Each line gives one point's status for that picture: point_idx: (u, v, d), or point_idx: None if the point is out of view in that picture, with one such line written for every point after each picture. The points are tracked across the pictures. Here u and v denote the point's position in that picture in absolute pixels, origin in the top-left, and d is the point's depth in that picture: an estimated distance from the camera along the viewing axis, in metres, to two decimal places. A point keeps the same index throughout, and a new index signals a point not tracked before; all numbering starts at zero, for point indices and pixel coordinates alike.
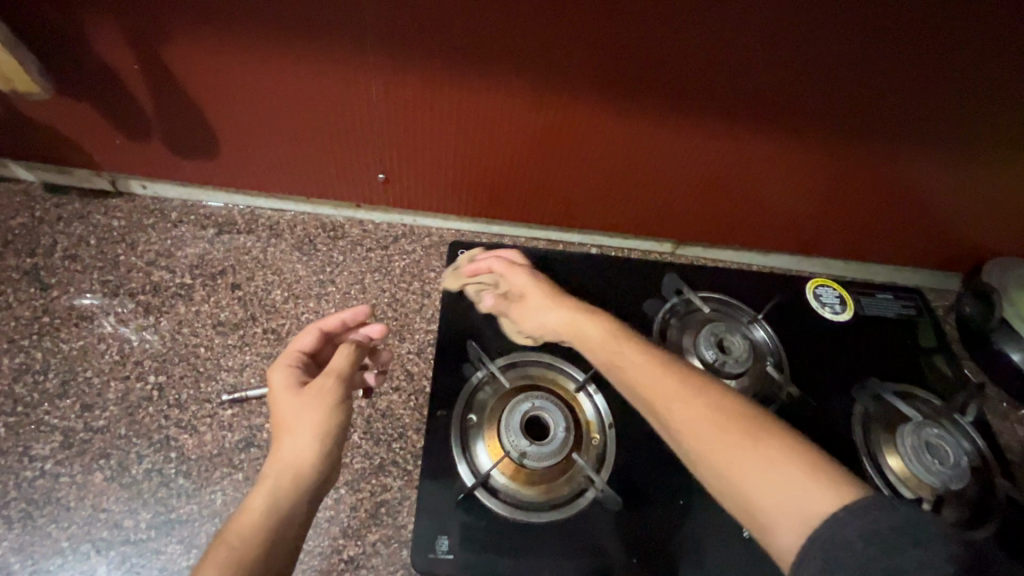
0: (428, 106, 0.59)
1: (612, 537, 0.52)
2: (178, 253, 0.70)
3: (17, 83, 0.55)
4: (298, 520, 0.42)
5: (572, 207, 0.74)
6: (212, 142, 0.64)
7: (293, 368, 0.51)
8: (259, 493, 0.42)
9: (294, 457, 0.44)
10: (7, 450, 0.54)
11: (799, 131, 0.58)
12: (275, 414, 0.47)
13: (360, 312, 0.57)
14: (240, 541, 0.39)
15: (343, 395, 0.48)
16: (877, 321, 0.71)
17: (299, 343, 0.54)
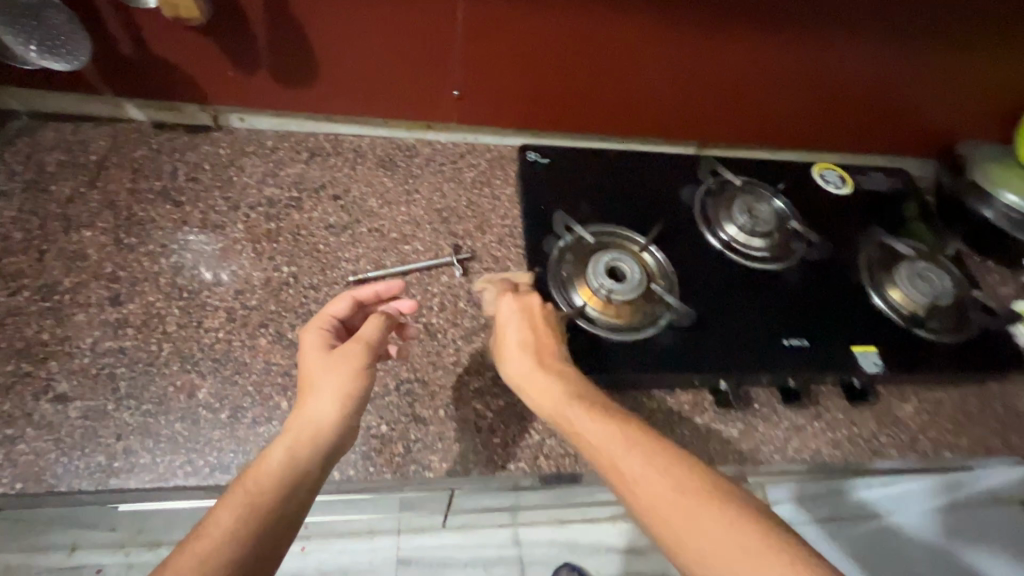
0: (497, 15, 0.71)
1: (684, 349, 0.65)
2: (281, 173, 0.81)
3: (183, 10, 0.63)
4: (311, 475, 0.49)
5: (613, 115, 0.86)
6: (312, 70, 0.75)
7: (326, 331, 0.60)
8: (279, 449, 0.49)
9: (316, 416, 0.52)
10: (184, 324, 0.65)
11: (797, 17, 0.74)
12: (305, 371, 0.56)
13: (393, 286, 0.67)
14: (255, 486, 0.46)
15: (366, 360, 0.57)
16: (873, 193, 0.86)
17: (334, 309, 0.63)
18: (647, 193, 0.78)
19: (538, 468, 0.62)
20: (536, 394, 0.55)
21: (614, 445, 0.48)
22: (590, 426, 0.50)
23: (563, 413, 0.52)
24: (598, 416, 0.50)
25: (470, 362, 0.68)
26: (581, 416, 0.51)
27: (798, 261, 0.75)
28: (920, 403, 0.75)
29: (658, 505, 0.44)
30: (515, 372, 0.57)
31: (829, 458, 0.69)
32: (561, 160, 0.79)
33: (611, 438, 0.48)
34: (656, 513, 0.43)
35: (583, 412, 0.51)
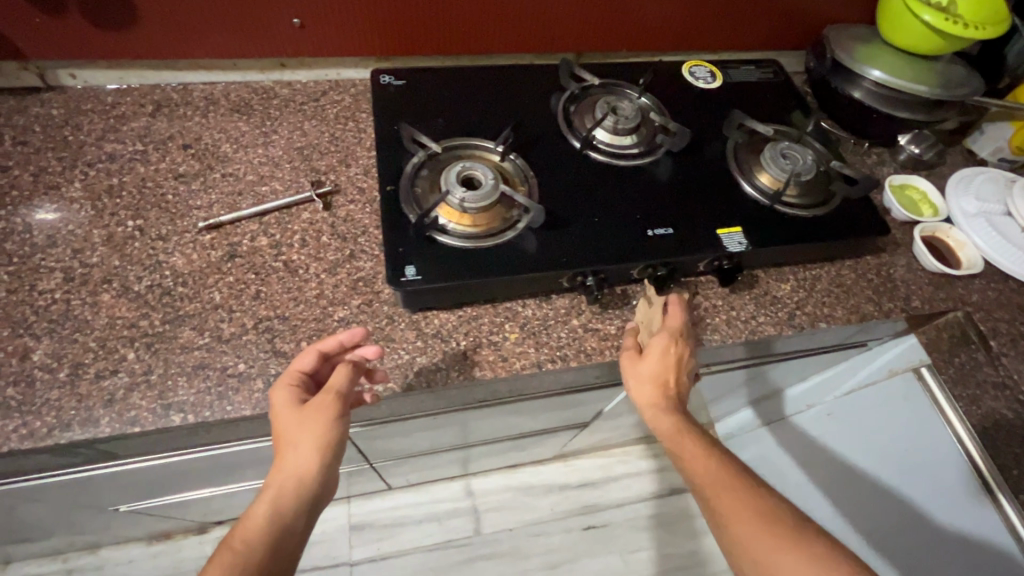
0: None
1: (546, 249, 0.65)
2: (124, 128, 0.76)
3: None
4: (297, 526, 0.51)
5: (474, 29, 0.82)
6: (135, 8, 0.70)
7: (292, 387, 0.56)
8: (263, 503, 0.51)
9: (296, 467, 0.52)
10: (15, 289, 0.61)
11: None
12: (279, 428, 0.54)
13: (356, 333, 0.60)
14: (243, 548, 0.48)
15: (341, 410, 0.55)
16: (741, 83, 0.85)
17: (300, 362, 0.58)
18: (509, 104, 0.76)
19: (409, 387, 0.61)
20: (658, 416, 0.60)
21: (711, 472, 0.55)
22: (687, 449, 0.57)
23: (681, 440, 0.58)
24: (700, 444, 0.57)
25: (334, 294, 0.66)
26: (690, 443, 0.57)
27: (665, 154, 0.74)
28: (797, 281, 0.76)
29: (744, 533, 0.51)
30: (640, 398, 0.62)
31: (708, 341, 0.70)
32: (417, 81, 0.76)
33: (717, 474, 0.55)
34: (732, 529, 0.52)
35: (689, 441, 0.58)
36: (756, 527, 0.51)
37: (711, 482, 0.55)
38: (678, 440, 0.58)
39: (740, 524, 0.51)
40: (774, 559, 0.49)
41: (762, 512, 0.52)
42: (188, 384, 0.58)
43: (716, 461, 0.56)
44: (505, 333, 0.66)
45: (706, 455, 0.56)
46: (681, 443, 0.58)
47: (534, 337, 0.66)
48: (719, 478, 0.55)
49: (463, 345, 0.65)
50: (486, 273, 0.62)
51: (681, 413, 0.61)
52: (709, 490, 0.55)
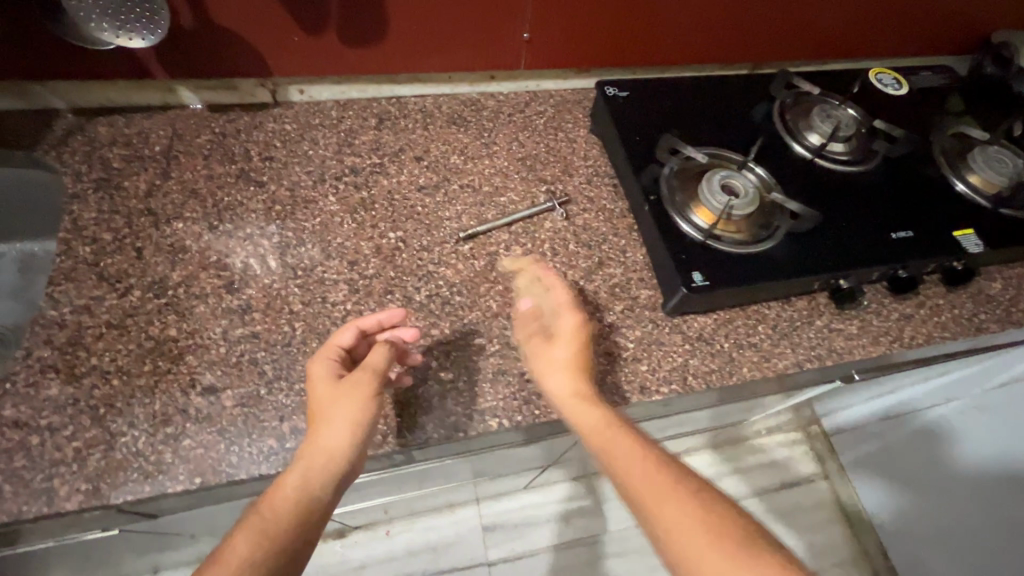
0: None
1: (806, 253, 0.67)
2: (356, 142, 0.78)
3: None
4: (326, 502, 0.47)
5: (680, 42, 0.85)
6: (382, 27, 0.72)
7: (333, 362, 0.55)
8: (293, 474, 0.48)
9: (330, 444, 0.49)
10: (310, 301, 0.63)
11: None
12: (313, 403, 0.52)
13: (395, 314, 0.60)
14: (270, 514, 0.45)
15: (375, 388, 0.53)
16: (927, 91, 0.89)
17: (338, 339, 0.58)
18: (731, 114, 0.78)
19: (689, 388, 0.64)
20: (579, 413, 0.52)
21: (658, 473, 0.46)
22: (622, 450, 0.48)
23: (605, 433, 0.50)
24: (640, 446, 0.49)
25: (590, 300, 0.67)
26: (620, 440, 0.49)
27: (883, 160, 0.77)
28: (1006, 279, 0.79)
29: (687, 545, 0.42)
30: (554, 389, 0.55)
31: (939, 339, 0.73)
32: (640, 92, 0.78)
33: (656, 475, 0.46)
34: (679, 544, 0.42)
35: (620, 436, 0.49)
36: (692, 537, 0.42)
37: (660, 489, 0.45)
38: (608, 436, 0.50)
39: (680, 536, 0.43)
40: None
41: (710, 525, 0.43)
42: (493, 390, 0.60)
43: (654, 459, 0.48)
44: (760, 335, 0.69)
45: (639, 451, 0.48)
46: (606, 440, 0.49)
47: (787, 338, 0.69)
48: (656, 473, 0.47)
49: (727, 347, 0.67)
50: (763, 278, 0.65)
51: (609, 404, 0.53)
52: (640, 497, 0.46)
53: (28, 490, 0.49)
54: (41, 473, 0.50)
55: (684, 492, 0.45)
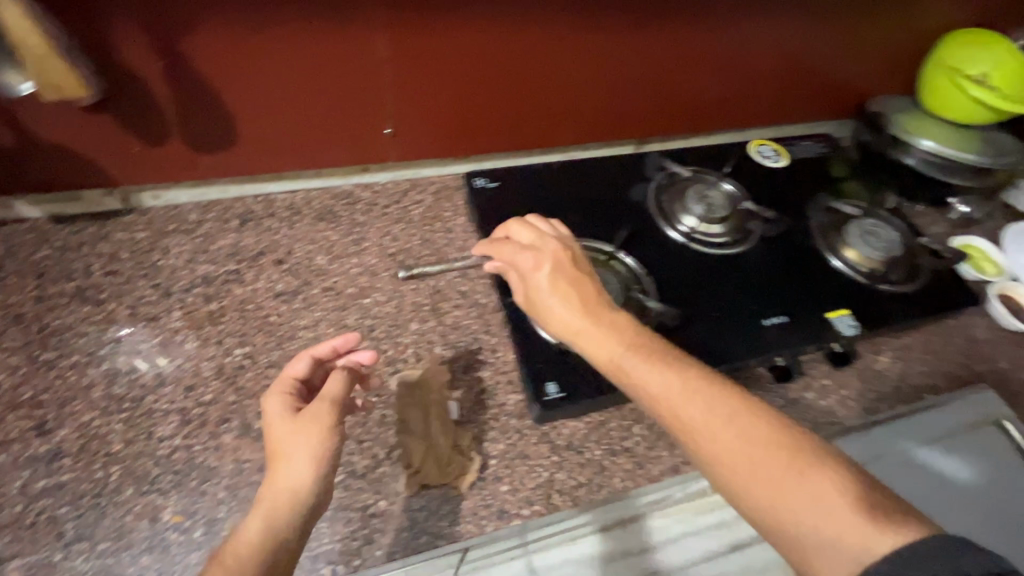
0: (433, 44, 0.68)
1: (676, 350, 0.64)
2: (213, 246, 0.74)
3: (66, 90, 0.54)
4: (293, 545, 0.44)
5: (551, 125, 0.85)
6: (233, 133, 0.69)
7: (287, 395, 0.53)
8: (256, 519, 0.44)
9: (294, 482, 0.46)
10: (132, 439, 0.57)
11: (700, 13, 0.77)
12: (271, 443, 0.49)
13: (350, 338, 0.60)
14: (235, 562, 0.41)
15: (335, 419, 0.50)
16: (806, 160, 0.89)
17: (292, 369, 0.56)
18: (604, 196, 0.76)
19: (554, 507, 0.59)
20: (583, 340, 0.52)
21: (680, 398, 0.46)
22: (648, 377, 0.48)
23: (620, 365, 0.49)
24: (663, 369, 0.48)
25: (447, 414, 0.63)
26: (641, 366, 0.48)
27: (759, 239, 0.76)
28: (892, 352, 0.78)
29: (746, 472, 0.42)
30: (558, 318, 0.54)
31: (827, 425, 0.70)
32: (510, 181, 0.77)
33: (677, 392, 0.46)
34: (739, 479, 0.42)
35: (642, 360, 0.49)
36: (749, 464, 0.42)
37: (675, 404, 0.45)
38: (620, 370, 0.49)
39: (728, 454, 0.43)
40: (798, 490, 0.40)
41: (755, 453, 0.42)
42: (331, 531, 0.55)
43: (689, 378, 0.47)
44: (635, 437, 0.65)
45: (658, 370, 0.48)
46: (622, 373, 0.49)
47: (664, 439, 0.65)
48: (684, 398, 0.46)
49: (598, 455, 0.63)
50: (629, 384, 0.60)
51: (615, 328, 0.52)
52: (677, 427, 0.45)
53: None
54: None
55: (723, 411, 0.45)
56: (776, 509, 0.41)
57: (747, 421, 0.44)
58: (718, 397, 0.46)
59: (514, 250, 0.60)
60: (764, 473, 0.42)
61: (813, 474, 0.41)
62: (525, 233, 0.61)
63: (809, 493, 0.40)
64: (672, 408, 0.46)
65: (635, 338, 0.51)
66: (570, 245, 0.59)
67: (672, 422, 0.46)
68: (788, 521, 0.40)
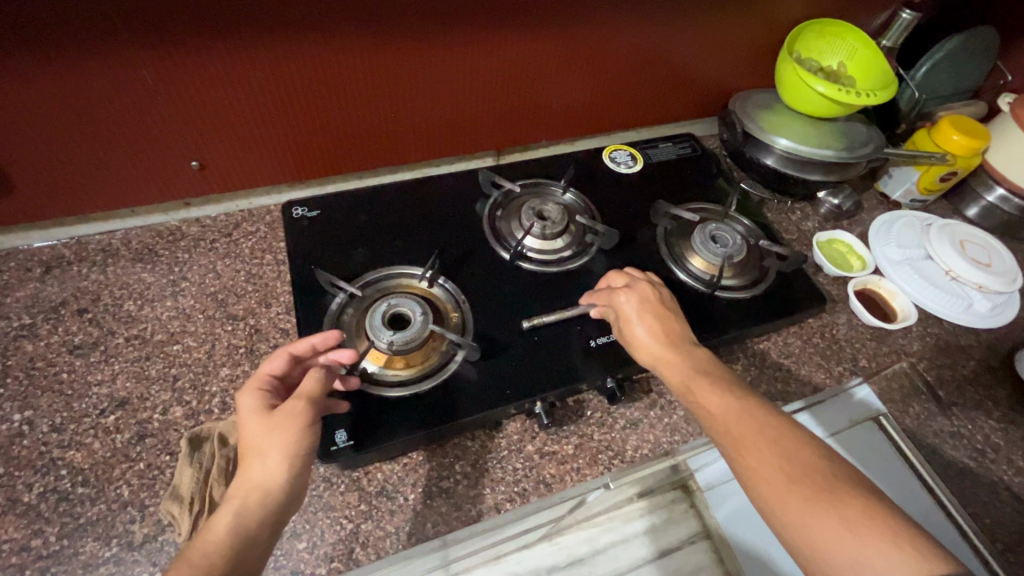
0: (220, 74, 0.64)
1: (490, 381, 0.62)
2: (7, 299, 0.68)
3: None
4: (264, 539, 0.44)
5: (387, 145, 0.81)
6: (9, 179, 0.65)
7: (264, 391, 0.52)
8: (227, 511, 0.44)
9: (264, 477, 0.46)
10: None
11: (525, 27, 0.73)
12: (245, 438, 0.48)
13: (331, 335, 0.56)
14: (205, 558, 0.40)
15: (312, 418, 0.49)
16: (662, 164, 0.87)
17: (269, 366, 0.54)
18: (435, 219, 0.74)
19: (356, 563, 0.55)
20: (663, 365, 0.56)
21: (749, 417, 0.49)
22: (713, 403, 0.51)
23: (689, 386, 0.53)
24: (725, 394, 0.51)
25: (232, 467, 0.56)
26: (706, 395, 0.52)
27: (598, 252, 0.73)
28: (747, 359, 0.75)
29: (779, 494, 0.44)
30: (642, 347, 0.58)
31: (670, 444, 0.67)
32: (333, 209, 0.73)
33: (737, 416, 0.49)
34: (772, 501, 0.44)
35: (707, 389, 0.52)
36: (779, 483, 0.44)
37: (744, 435, 0.48)
38: (692, 393, 0.53)
39: (768, 474, 0.45)
40: (815, 520, 0.41)
41: (792, 473, 0.44)
42: None
43: (747, 407, 0.50)
44: (456, 475, 0.61)
45: (726, 396, 0.51)
46: (697, 397, 0.52)
47: (488, 474, 0.62)
48: (741, 419, 0.49)
49: (412, 499, 0.59)
50: (431, 424, 0.58)
51: (694, 359, 0.56)
52: (731, 447, 0.48)
53: None
54: None
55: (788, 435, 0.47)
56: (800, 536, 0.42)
57: (783, 443, 0.46)
58: (775, 423, 0.48)
59: (609, 291, 0.64)
60: (783, 499, 0.43)
61: (841, 498, 0.42)
62: (617, 278, 0.65)
63: (850, 525, 0.40)
64: (727, 428, 0.49)
65: (720, 369, 0.55)
66: (660, 286, 0.63)
67: (733, 441, 0.48)
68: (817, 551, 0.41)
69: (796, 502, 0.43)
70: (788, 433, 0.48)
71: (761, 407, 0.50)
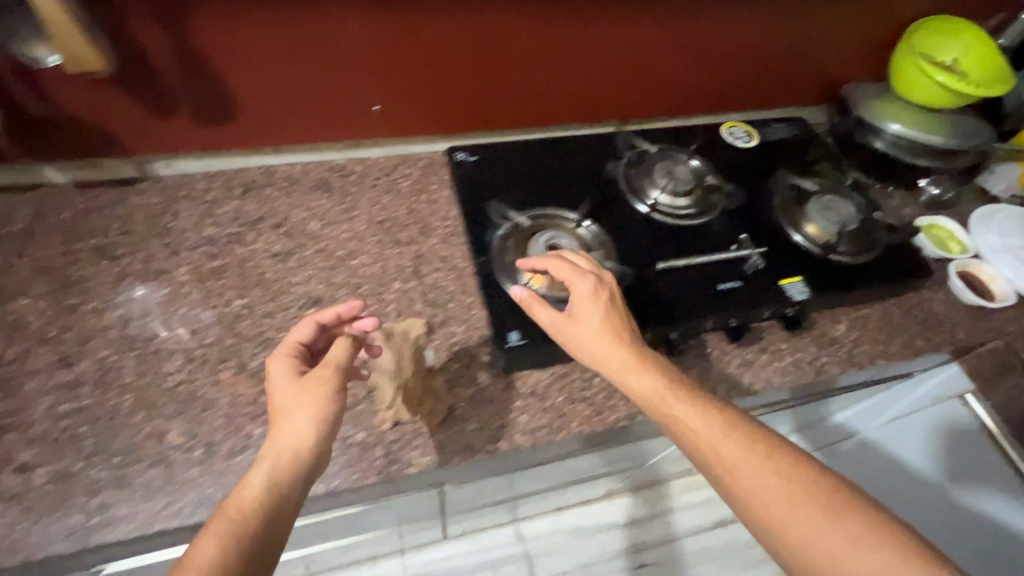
0: (416, 25, 0.74)
1: (632, 307, 0.71)
2: (218, 211, 0.81)
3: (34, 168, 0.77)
4: (294, 495, 0.49)
5: (532, 104, 0.90)
6: (232, 108, 0.77)
7: (293, 358, 0.59)
8: (258, 472, 0.49)
9: (293, 440, 0.51)
10: (143, 372, 0.65)
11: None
12: (275, 400, 0.55)
13: (354, 306, 0.62)
14: (240, 514, 0.46)
15: (340, 383, 0.56)
16: (776, 141, 0.94)
17: (298, 334, 0.60)
18: (578, 171, 0.83)
19: (517, 445, 0.65)
20: (622, 373, 0.57)
21: (737, 436, 0.52)
22: (691, 418, 0.54)
23: (665, 400, 0.55)
24: (702, 411, 0.54)
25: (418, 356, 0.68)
26: (682, 410, 0.54)
27: (722, 212, 0.81)
28: (851, 321, 0.82)
29: (775, 510, 0.48)
30: (593, 354, 0.59)
31: (780, 384, 0.75)
32: (488, 156, 0.83)
33: (728, 429, 0.53)
34: (764, 514, 0.49)
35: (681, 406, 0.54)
36: (779, 499, 0.49)
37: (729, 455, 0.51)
38: (664, 406, 0.55)
39: (754, 493, 0.49)
40: (815, 531, 0.47)
41: (789, 491, 0.49)
42: None
43: (742, 420, 0.54)
44: (595, 388, 0.71)
45: (711, 412, 0.54)
46: (661, 408, 0.55)
47: (622, 390, 0.71)
48: (728, 437, 0.52)
49: (559, 402, 0.69)
50: None
51: (663, 368, 0.57)
52: (718, 466, 0.51)
53: None
54: None
55: (768, 456, 0.51)
56: (790, 542, 0.47)
57: (774, 461, 0.51)
58: (762, 438, 0.53)
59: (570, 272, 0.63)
60: (789, 511, 0.48)
61: (835, 513, 0.48)
62: (580, 260, 0.65)
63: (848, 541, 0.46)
64: (713, 444, 0.52)
65: (690, 382, 0.57)
66: (613, 286, 0.62)
67: (720, 462, 0.51)
68: (811, 559, 0.46)
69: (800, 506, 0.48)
70: (772, 445, 0.52)
71: (746, 423, 0.54)
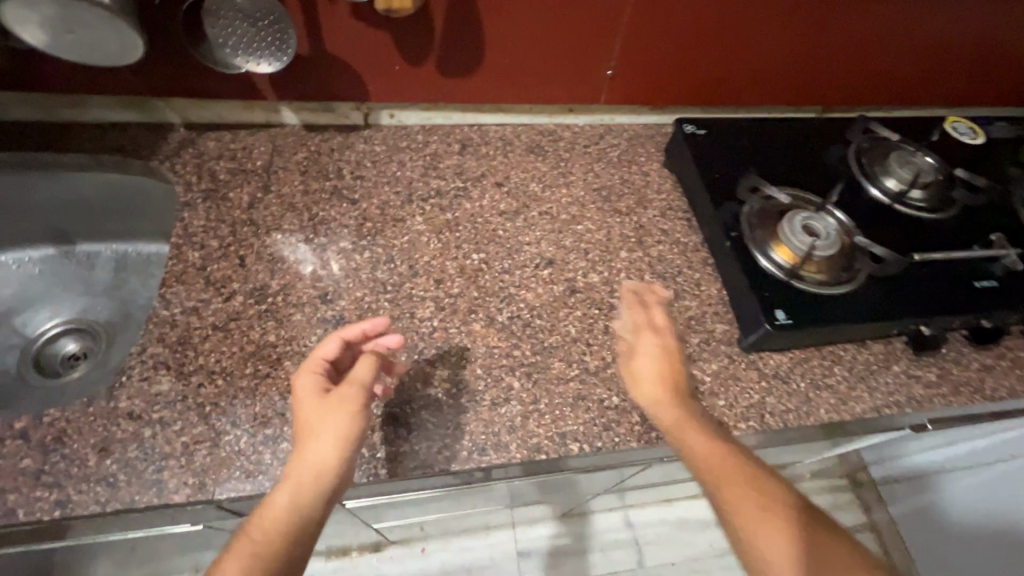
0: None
1: (891, 296, 0.68)
2: (441, 165, 0.81)
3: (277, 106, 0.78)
4: (318, 520, 0.45)
5: (753, 85, 0.87)
6: (475, 65, 0.75)
7: (318, 374, 0.54)
8: (281, 494, 0.45)
9: (317, 459, 0.46)
10: (399, 315, 0.66)
11: None
12: (299, 415, 0.50)
13: (378, 322, 0.59)
14: (264, 537, 0.43)
15: (363, 403, 0.50)
16: (1003, 141, 0.89)
17: (322, 351, 0.56)
18: (810, 154, 0.80)
19: (767, 427, 0.64)
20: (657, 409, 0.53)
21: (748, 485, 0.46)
22: (702, 449, 0.49)
23: (682, 428, 0.51)
24: (721, 447, 0.49)
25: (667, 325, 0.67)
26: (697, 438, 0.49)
27: (964, 209, 0.77)
28: None
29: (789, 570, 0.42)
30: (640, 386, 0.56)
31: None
32: (718, 130, 0.80)
33: (727, 465, 0.47)
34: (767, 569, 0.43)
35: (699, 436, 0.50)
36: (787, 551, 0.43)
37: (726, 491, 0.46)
38: (681, 431, 0.51)
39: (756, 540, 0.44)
40: None
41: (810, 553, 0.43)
42: (574, 415, 0.61)
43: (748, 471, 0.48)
44: (836, 376, 0.69)
45: (713, 445, 0.49)
46: (684, 434, 0.50)
47: (864, 381, 0.69)
48: (735, 479, 0.47)
49: (803, 387, 0.67)
50: (850, 321, 0.65)
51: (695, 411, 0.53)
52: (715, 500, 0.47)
53: (140, 480, 0.52)
54: (152, 465, 0.53)
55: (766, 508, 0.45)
56: None
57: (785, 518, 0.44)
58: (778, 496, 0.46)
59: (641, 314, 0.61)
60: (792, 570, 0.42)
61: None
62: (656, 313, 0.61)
63: None
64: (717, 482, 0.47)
65: (709, 423, 0.52)
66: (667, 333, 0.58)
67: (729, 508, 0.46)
68: None
69: (770, 540, 0.43)
70: (743, 496, 0.46)
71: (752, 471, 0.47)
